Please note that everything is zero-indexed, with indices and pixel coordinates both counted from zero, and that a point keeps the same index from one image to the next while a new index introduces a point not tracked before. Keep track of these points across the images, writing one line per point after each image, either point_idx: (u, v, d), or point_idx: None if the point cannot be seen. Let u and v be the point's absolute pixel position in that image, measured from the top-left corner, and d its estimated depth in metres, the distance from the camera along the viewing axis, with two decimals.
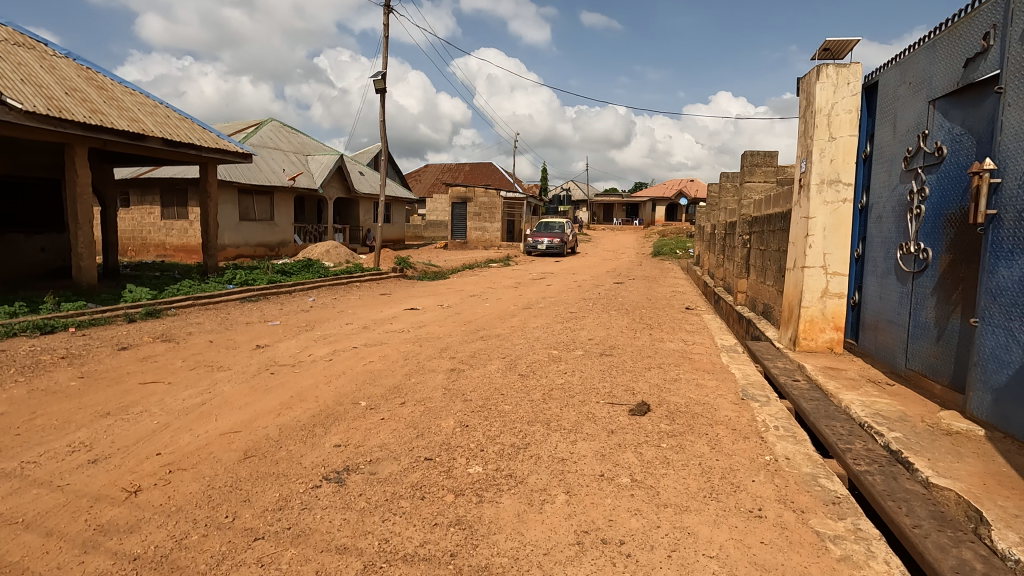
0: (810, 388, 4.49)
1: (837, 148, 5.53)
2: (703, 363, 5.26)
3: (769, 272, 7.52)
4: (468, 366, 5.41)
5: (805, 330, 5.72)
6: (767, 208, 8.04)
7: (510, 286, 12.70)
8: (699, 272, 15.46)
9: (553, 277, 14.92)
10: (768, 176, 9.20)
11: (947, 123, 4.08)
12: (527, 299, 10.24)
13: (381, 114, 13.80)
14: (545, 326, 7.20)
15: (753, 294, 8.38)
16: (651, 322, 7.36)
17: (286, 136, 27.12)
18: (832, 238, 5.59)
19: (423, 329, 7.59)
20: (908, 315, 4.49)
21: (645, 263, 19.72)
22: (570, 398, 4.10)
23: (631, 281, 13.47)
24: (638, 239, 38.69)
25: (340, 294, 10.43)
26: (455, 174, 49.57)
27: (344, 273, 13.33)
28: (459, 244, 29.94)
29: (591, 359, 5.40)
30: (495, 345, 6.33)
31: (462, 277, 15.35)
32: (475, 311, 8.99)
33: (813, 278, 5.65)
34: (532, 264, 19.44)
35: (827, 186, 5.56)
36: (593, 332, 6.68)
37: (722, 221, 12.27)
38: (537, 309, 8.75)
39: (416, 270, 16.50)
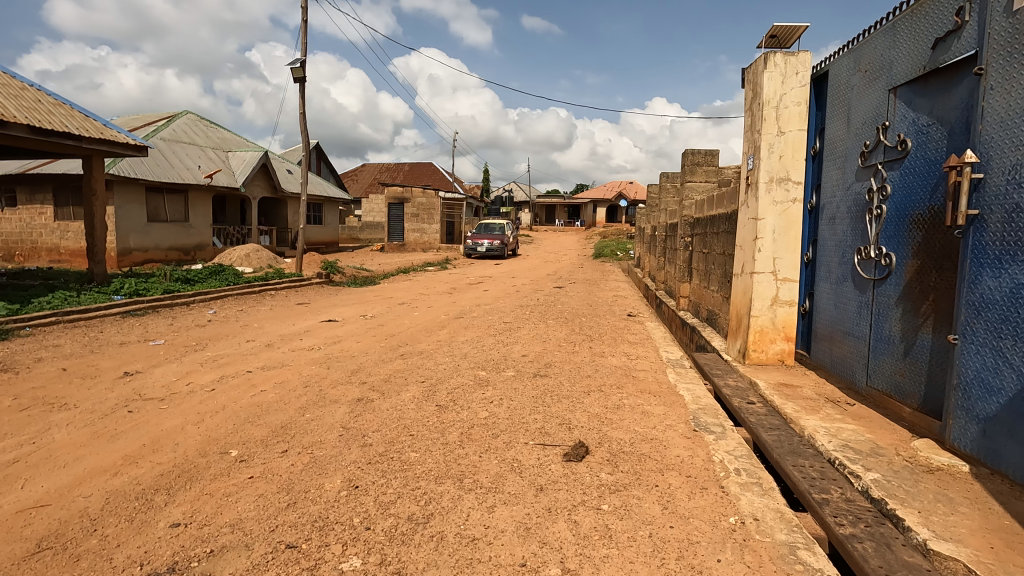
0: (767, 412, 3.95)
1: (786, 143, 5.09)
2: (648, 384, 4.65)
3: (713, 277, 7.09)
4: (379, 395, 4.57)
5: (755, 342, 5.25)
6: (710, 209, 7.63)
7: (445, 293, 11.87)
8: (640, 274, 15.17)
9: (491, 281, 14.20)
10: (709, 176, 8.82)
11: (911, 114, 3.65)
12: (461, 307, 9.44)
13: (300, 106, 12.64)
14: (475, 340, 6.44)
15: (697, 300, 7.95)
16: (592, 333, 6.75)
17: (204, 130, 25.08)
18: (782, 241, 5.15)
19: (336, 346, 6.65)
20: (869, 327, 4.05)
21: (587, 265, 19.35)
22: (493, 439, 3.36)
23: (572, 285, 12.94)
24: (579, 240, 38.70)
25: (249, 304, 9.26)
26: (394, 174, 48.05)
27: (260, 280, 12.05)
28: (396, 246, 28.71)
29: (522, 382, 4.68)
30: (416, 365, 5.51)
31: (394, 282, 14.36)
32: (401, 323, 8.11)
33: (762, 284, 5.18)
34: (471, 268, 18.64)
35: (776, 185, 5.11)
36: (528, 347, 5.98)
37: (664, 224, 11.93)
38: (470, 319, 7.98)
39: (344, 275, 15.33)
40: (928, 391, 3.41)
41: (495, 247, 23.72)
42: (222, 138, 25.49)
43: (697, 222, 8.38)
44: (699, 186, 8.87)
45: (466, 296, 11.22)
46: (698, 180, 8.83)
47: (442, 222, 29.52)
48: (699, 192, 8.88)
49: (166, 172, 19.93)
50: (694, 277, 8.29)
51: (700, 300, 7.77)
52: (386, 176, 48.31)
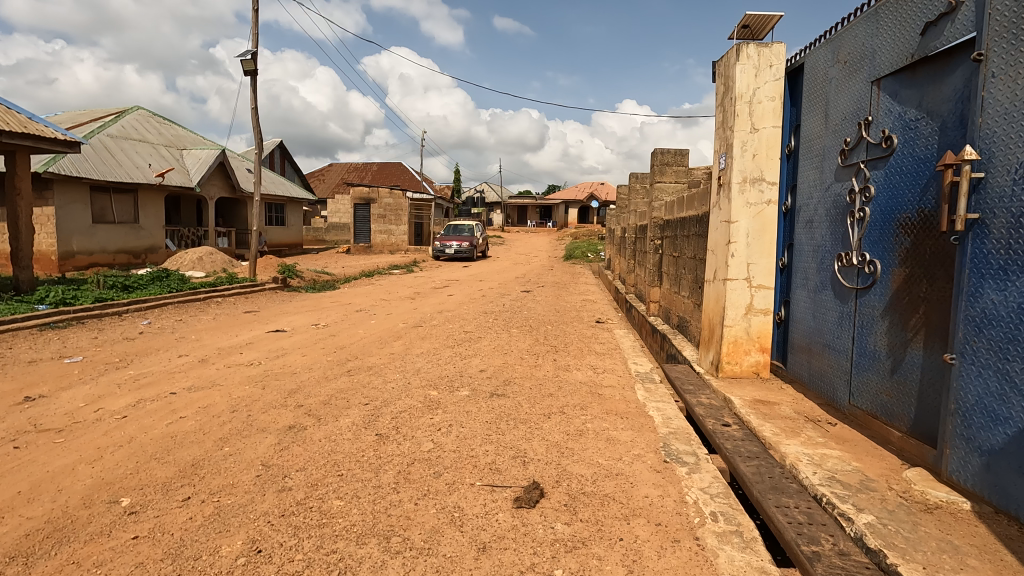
0: (744, 436, 3.57)
1: (760, 141, 4.76)
2: (614, 403, 4.24)
3: (684, 282, 6.75)
4: (315, 421, 4.05)
5: (729, 353, 4.90)
6: (680, 211, 7.30)
7: (407, 298, 11.33)
8: (610, 277, 14.89)
9: (457, 285, 13.70)
10: (679, 176, 8.51)
11: (897, 107, 3.32)
12: (422, 314, 8.92)
13: (252, 100, 11.93)
14: (431, 353, 5.95)
15: (668, 305, 7.63)
16: (557, 343, 6.33)
17: (157, 127, 23.89)
18: (756, 245, 4.82)
19: (279, 360, 6.08)
20: (851, 341, 3.73)
21: (556, 267, 19.01)
22: (434, 480, 2.89)
23: (540, 289, 12.54)
24: (551, 241, 38.48)
25: (191, 313, 8.57)
26: (362, 174, 47.05)
27: (208, 286, 11.29)
28: (362, 248, 27.92)
29: (477, 403, 4.22)
30: (362, 382, 5.01)
31: (356, 287, 13.73)
32: (355, 333, 7.57)
33: (736, 292, 4.85)
34: (437, 271, 18.09)
35: (749, 185, 4.78)
36: (488, 360, 5.53)
37: (633, 226, 11.61)
38: (429, 328, 7.49)
39: (302, 279, 14.61)
40: (919, 414, 3.08)
41: (463, 248, 23.21)
42: (176, 135, 24.32)
43: (667, 224, 8.04)
44: (669, 187, 8.55)
45: (429, 301, 10.71)
46: (667, 180, 8.51)
47: (410, 223, 28.86)
48: (668, 193, 8.56)
49: (113, 170, 18.79)
50: (664, 282, 7.96)
51: (671, 306, 7.44)
52: (354, 176, 47.24)
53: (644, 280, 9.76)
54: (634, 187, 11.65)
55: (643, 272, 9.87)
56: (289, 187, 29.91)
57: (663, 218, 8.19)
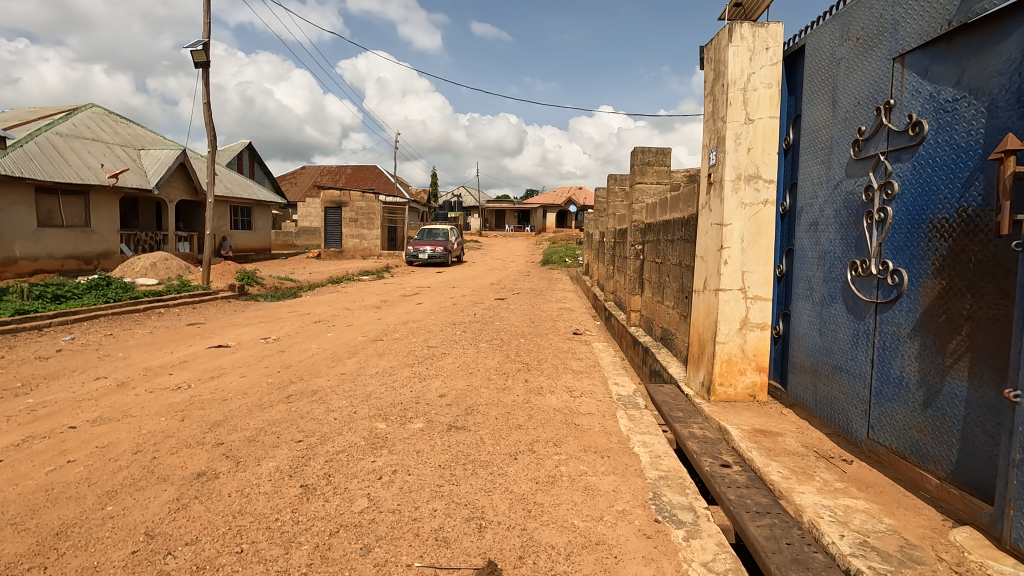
0: (750, 481, 2.97)
1: (755, 133, 4.21)
2: (594, 436, 3.62)
3: (669, 292, 6.18)
4: (231, 465, 3.32)
5: (722, 373, 4.32)
6: (663, 214, 6.72)
7: (372, 307, 10.58)
8: (588, 283, 14.34)
9: (428, 292, 13.00)
10: (660, 177, 7.94)
11: (927, 87, 2.77)
12: (385, 326, 8.19)
13: (204, 95, 11.10)
14: (387, 374, 5.25)
15: (651, 316, 7.04)
16: (531, 359, 5.69)
17: (113, 126, 22.68)
18: (752, 251, 4.26)
19: (212, 383, 5.31)
20: (869, 365, 3.17)
21: (533, 273, 18.44)
22: (359, 560, 2.20)
23: (515, 296, 11.92)
24: (528, 246, 37.93)
25: (125, 326, 7.70)
26: (335, 177, 45.96)
27: (153, 295, 10.38)
28: (333, 253, 26.97)
29: (431, 439, 3.54)
30: (301, 411, 4.28)
31: (319, 294, 12.92)
32: (307, 348, 6.81)
33: (730, 304, 4.28)
34: (409, 277, 17.35)
35: (743, 184, 4.22)
36: (451, 382, 4.85)
37: (614, 230, 11.07)
38: (389, 343, 6.77)
39: (263, 287, 13.74)
40: (963, 458, 2.52)
41: (437, 254, 22.48)
42: (134, 135, 23.12)
43: (649, 229, 7.48)
44: (651, 188, 7.98)
45: (395, 311, 9.96)
46: (649, 181, 7.95)
47: (383, 228, 28.00)
48: (650, 195, 8.00)
49: (61, 170, 17.60)
50: (646, 291, 7.38)
51: (654, 317, 6.87)
52: (328, 178, 46.03)
53: (625, 288, 9.19)
54: (613, 189, 11.08)
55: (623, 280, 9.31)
56: (257, 189, 28.79)
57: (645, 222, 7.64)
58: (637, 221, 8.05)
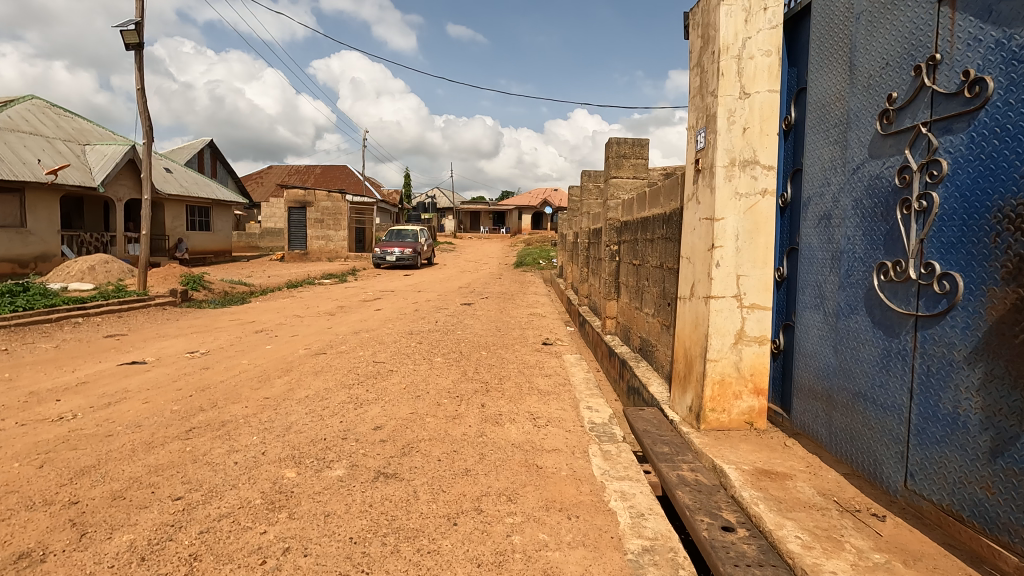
0: (764, 557, 2.24)
1: (751, 110, 3.53)
2: (560, 486, 2.86)
3: (648, 298, 5.49)
4: (72, 540, 2.46)
5: (714, 397, 3.63)
6: (640, 210, 6.03)
7: (325, 314, 9.67)
8: (561, 286, 13.67)
9: (390, 297, 12.14)
10: (637, 170, 7.24)
11: (991, 32, 2.10)
12: (333, 337, 7.31)
13: (136, 81, 10.05)
14: (318, 399, 4.40)
15: (629, 324, 6.34)
16: (491, 378, 4.91)
17: (55, 119, 21.15)
18: (749, 251, 3.57)
19: (104, 412, 4.39)
20: (906, 396, 2.49)
21: (506, 275, 17.71)
22: None
23: (483, 301, 11.13)
24: (502, 248, 37.22)
25: (27, 340, 6.66)
26: (303, 177, 44.53)
27: (77, 302, 9.28)
28: (298, 256, 25.80)
29: (350, 495, 2.73)
30: (198, 452, 3.42)
31: (272, 300, 11.93)
32: (236, 364, 5.91)
33: (722, 315, 3.59)
34: (374, 280, 16.43)
35: (738, 170, 3.54)
36: (392, 410, 4.04)
37: (588, 230, 10.37)
38: (332, 358, 5.90)
39: (210, 292, 12.66)
40: None
41: (406, 256, 21.54)
42: (78, 129, 21.62)
43: (625, 228, 6.78)
44: (627, 183, 7.28)
45: (349, 319, 9.07)
46: (625, 175, 7.25)
47: (350, 229, 26.91)
48: (626, 191, 7.30)
49: None
50: (623, 296, 6.68)
51: (633, 325, 6.17)
52: (295, 178, 44.53)
53: (600, 293, 8.49)
54: (587, 186, 10.37)
55: (598, 284, 8.61)
56: (216, 188, 27.40)
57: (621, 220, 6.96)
58: (613, 220, 7.35)
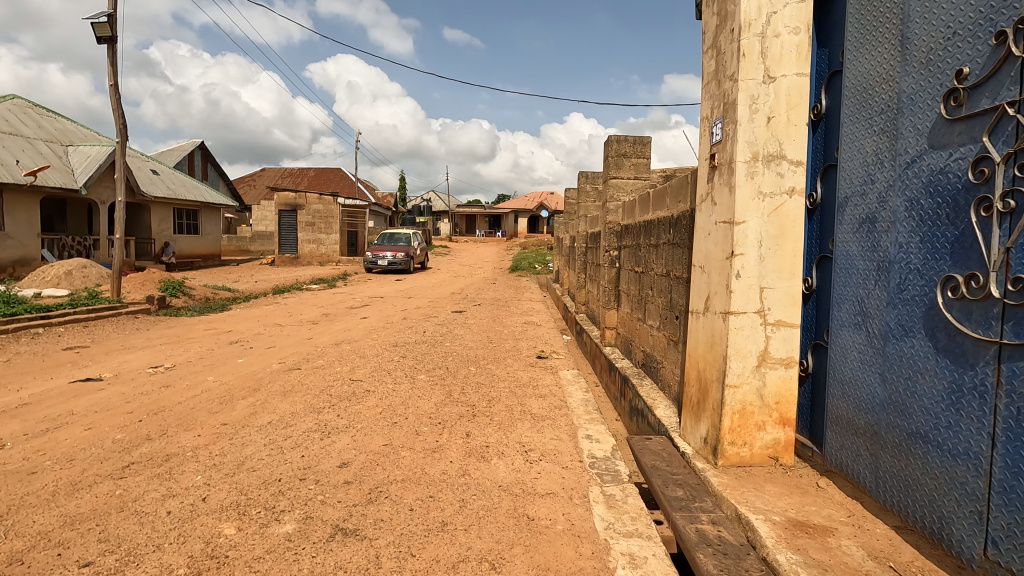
0: None
1: (776, 97, 3.05)
2: (556, 547, 2.35)
3: (653, 310, 5.00)
4: None
5: (735, 429, 3.14)
6: (643, 213, 5.55)
7: (308, 323, 9.15)
8: (558, 292, 13.16)
9: (379, 304, 11.61)
10: (639, 170, 6.76)
11: None
12: (311, 349, 6.79)
13: (109, 76, 9.53)
14: (282, 426, 3.88)
15: (631, 335, 5.85)
16: (479, 399, 4.41)
17: (37, 119, 20.57)
18: (774, 260, 3.09)
19: (38, 441, 3.86)
20: (987, 442, 2.01)
21: (500, 281, 17.18)
22: None
23: (475, 308, 10.62)
24: (497, 252, 36.75)
25: None
26: (296, 180, 43.96)
27: (42, 310, 8.72)
28: (289, 260, 25.23)
29: (296, 563, 2.22)
30: (127, 497, 2.90)
31: (254, 307, 11.39)
32: (200, 381, 5.38)
33: (743, 333, 3.10)
34: (363, 286, 15.88)
35: (761, 166, 3.06)
36: (363, 441, 3.52)
37: (586, 234, 9.90)
38: (306, 375, 5.38)
39: (190, 298, 12.11)
40: None
41: (398, 260, 21.01)
42: (61, 130, 21.04)
43: (627, 232, 6.30)
44: (628, 184, 6.80)
45: (332, 328, 8.55)
46: (626, 176, 6.76)
47: (342, 232, 26.35)
48: (627, 192, 6.82)
49: None
50: (625, 305, 6.18)
51: (635, 338, 5.67)
52: (288, 181, 43.97)
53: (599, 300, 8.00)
54: (585, 187, 9.89)
55: (597, 290, 8.12)
56: (205, 191, 26.82)
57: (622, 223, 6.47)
58: (612, 223, 6.86)
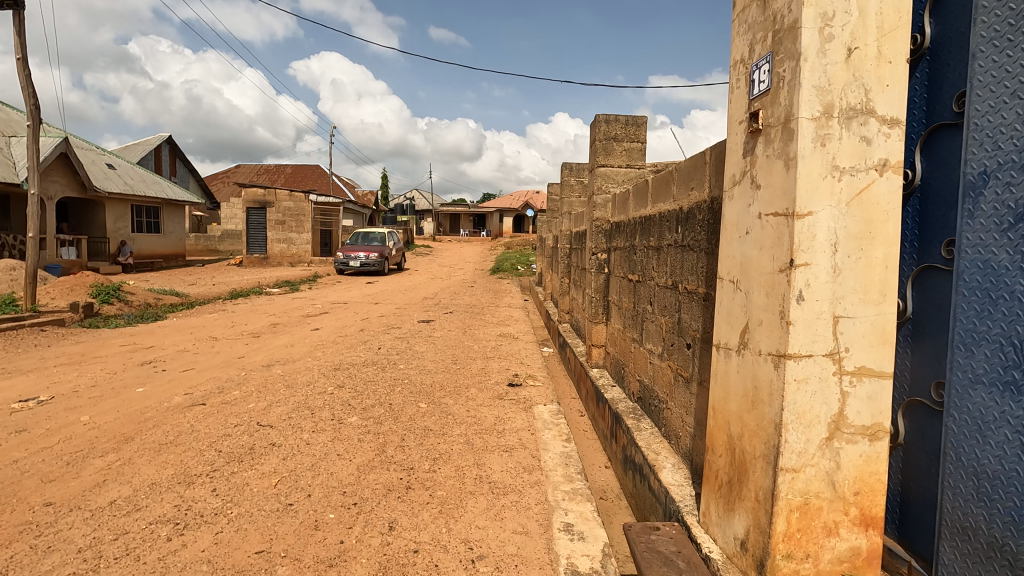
0: None
1: (862, 15, 1.92)
2: None
3: (653, 331, 3.88)
4: None
5: (793, 536, 2.03)
6: (640, 207, 4.43)
7: (249, 336, 7.90)
8: (540, 298, 12.05)
9: (339, 312, 10.37)
10: (631, 156, 5.64)
11: None
12: (234, 374, 5.56)
13: (16, 49, 8.18)
14: (125, 511, 2.67)
15: (625, 359, 4.73)
16: (422, 458, 3.24)
17: None
18: (856, 274, 1.97)
19: None
20: None
21: (479, 284, 16.04)
22: None
23: (446, 317, 9.44)
24: (480, 252, 35.58)
25: None
26: (272, 177, 42.36)
27: None
28: (257, 261, 23.82)
29: None
30: None
31: (196, 315, 10.08)
32: (67, 424, 4.13)
33: (807, 389, 1.99)
34: (329, 290, 14.61)
35: (836, 127, 1.95)
36: (230, 544, 2.34)
37: (570, 234, 8.77)
38: (206, 415, 4.16)
39: (125, 305, 10.75)
40: None
41: (371, 261, 19.71)
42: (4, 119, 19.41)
43: (618, 231, 5.18)
44: (619, 174, 5.67)
45: (274, 343, 7.32)
46: (616, 164, 5.64)
47: (314, 232, 24.98)
48: (618, 184, 5.70)
49: None
50: (617, 320, 5.06)
51: (629, 363, 4.56)
52: (263, 178, 42.30)
53: (585, 310, 6.87)
54: (568, 180, 8.75)
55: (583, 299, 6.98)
56: (168, 187, 25.24)
57: (613, 220, 5.34)
58: (600, 221, 5.74)
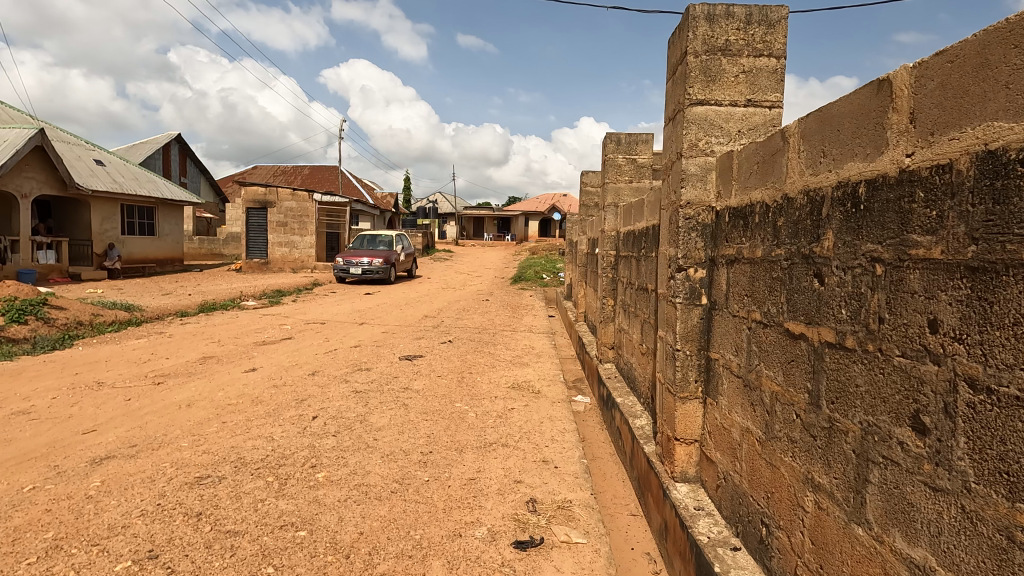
0: None
1: None
2: None
3: (954, 523, 1.27)
4: None
5: None
6: (836, 164, 1.80)
7: (149, 382, 5.44)
8: (571, 318, 9.42)
9: (307, 338, 7.90)
10: (756, 85, 2.96)
11: None
12: (22, 484, 3.05)
13: None
14: None
15: (781, 513, 2.10)
16: None
17: None
18: None
19: None
20: None
21: (497, 297, 13.52)
22: None
23: (444, 350, 6.88)
24: (503, 257, 33.05)
25: None
26: (288, 177, 40.68)
27: None
28: (257, 266, 21.81)
29: None
30: None
31: (122, 339, 7.72)
32: None
33: None
34: (317, 304, 12.22)
35: None
36: None
37: (617, 236, 6.12)
38: None
39: (43, 325, 8.45)
40: None
41: (374, 268, 17.35)
42: None
43: (747, 226, 2.52)
44: (732, 118, 2.99)
45: (172, 397, 4.86)
46: (727, 98, 2.97)
47: (320, 235, 22.82)
48: (729, 138, 3.01)
49: None
50: (748, 407, 2.44)
51: (804, 534, 1.92)
52: (279, 179, 40.60)
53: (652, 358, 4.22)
54: (615, 159, 6.10)
55: (650, 336, 4.33)
56: (165, 185, 23.39)
57: (737, 204, 2.67)
58: (694, 208, 3.04)
